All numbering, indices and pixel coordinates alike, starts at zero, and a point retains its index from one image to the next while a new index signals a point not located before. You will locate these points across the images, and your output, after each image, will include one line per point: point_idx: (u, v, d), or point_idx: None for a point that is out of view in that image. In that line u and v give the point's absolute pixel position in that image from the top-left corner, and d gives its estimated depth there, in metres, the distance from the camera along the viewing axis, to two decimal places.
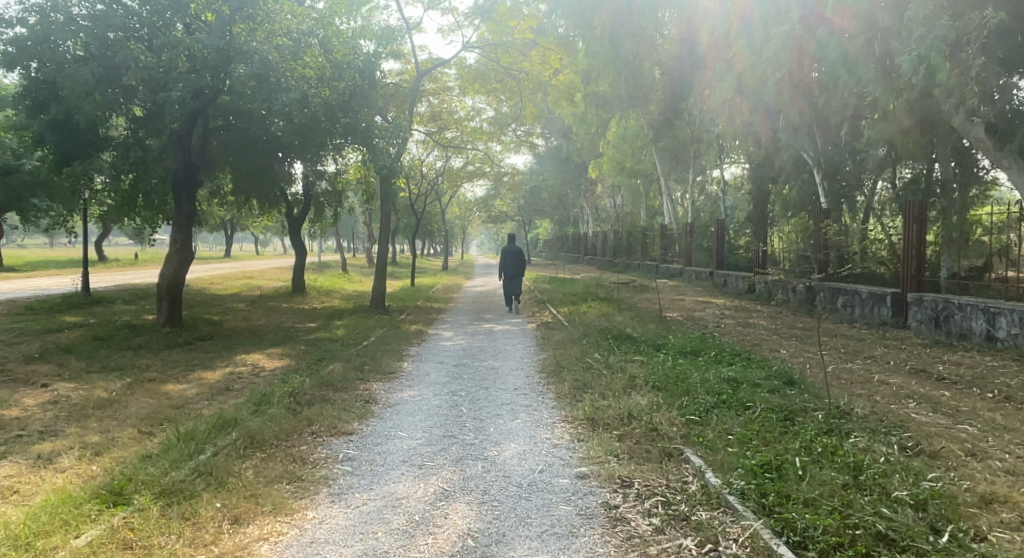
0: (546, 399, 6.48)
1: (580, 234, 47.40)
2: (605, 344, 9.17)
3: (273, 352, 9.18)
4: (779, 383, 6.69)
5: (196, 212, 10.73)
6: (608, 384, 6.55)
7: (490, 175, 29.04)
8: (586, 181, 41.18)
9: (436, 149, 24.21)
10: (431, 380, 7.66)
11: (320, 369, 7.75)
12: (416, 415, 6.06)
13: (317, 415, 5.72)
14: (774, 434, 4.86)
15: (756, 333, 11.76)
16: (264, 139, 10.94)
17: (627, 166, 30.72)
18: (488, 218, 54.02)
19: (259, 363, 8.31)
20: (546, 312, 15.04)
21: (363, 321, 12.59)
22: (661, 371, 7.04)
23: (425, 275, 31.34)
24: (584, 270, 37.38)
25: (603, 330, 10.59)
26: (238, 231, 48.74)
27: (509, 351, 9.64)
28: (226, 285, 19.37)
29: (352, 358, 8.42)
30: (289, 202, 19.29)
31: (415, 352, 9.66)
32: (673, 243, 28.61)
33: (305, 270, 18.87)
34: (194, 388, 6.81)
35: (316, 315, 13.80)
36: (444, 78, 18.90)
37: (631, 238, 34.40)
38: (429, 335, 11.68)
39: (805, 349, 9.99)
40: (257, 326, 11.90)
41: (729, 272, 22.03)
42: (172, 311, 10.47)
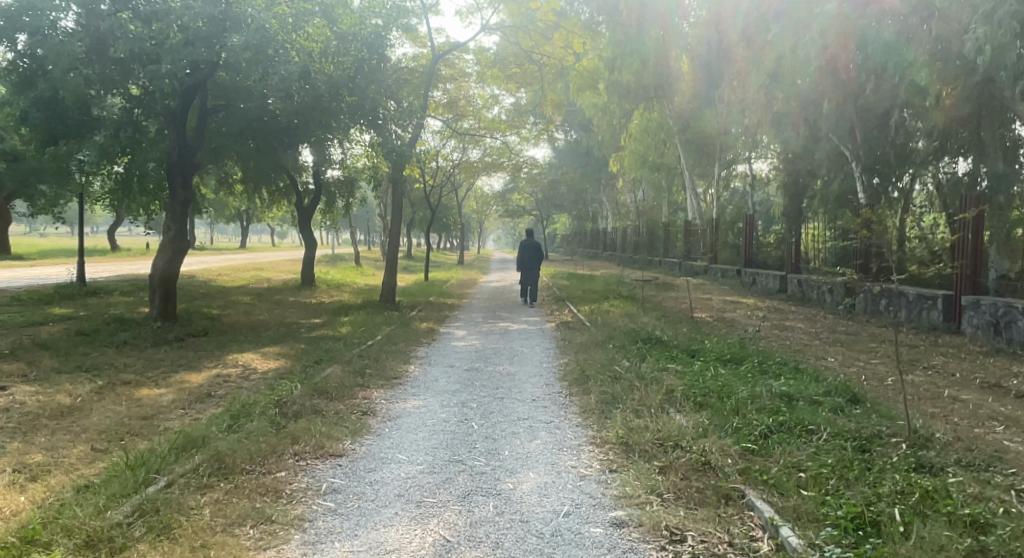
0: (570, 415, 5.61)
1: (599, 230, 46.46)
2: (633, 348, 8.30)
3: (269, 351, 8.42)
4: (842, 401, 5.76)
5: (192, 198, 9.95)
6: (640, 399, 5.67)
7: (508, 167, 28.15)
8: (606, 175, 40.14)
9: (452, 140, 23.40)
10: (439, 388, 6.80)
11: (316, 373, 6.96)
12: (418, 431, 5.21)
13: (303, 430, 4.91)
14: (855, 472, 3.95)
15: (796, 338, 10.78)
16: (266, 120, 10.15)
17: (650, 159, 29.70)
18: (506, 213, 53.18)
19: (251, 364, 7.55)
20: (565, 310, 14.16)
21: (371, 318, 11.81)
22: (702, 383, 6.14)
23: (439, 270, 30.46)
24: (604, 266, 36.41)
25: (629, 332, 9.70)
26: (253, 223, 48.29)
27: (527, 354, 8.78)
28: (234, 277, 18.71)
29: (354, 360, 7.62)
30: (299, 191, 18.59)
31: (424, 353, 8.84)
32: (697, 240, 27.57)
33: (314, 263, 18.16)
34: (171, 394, 6.04)
35: (323, 310, 13.05)
36: (463, 63, 18.03)
37: (652, 234, 33.39)
38: (441, 334, 10.86)
39: (855, 358, 9.02)
40: (258, 321, 11.16)
41: (758, 270, 20.97)
42: (165, 304, 9.74)
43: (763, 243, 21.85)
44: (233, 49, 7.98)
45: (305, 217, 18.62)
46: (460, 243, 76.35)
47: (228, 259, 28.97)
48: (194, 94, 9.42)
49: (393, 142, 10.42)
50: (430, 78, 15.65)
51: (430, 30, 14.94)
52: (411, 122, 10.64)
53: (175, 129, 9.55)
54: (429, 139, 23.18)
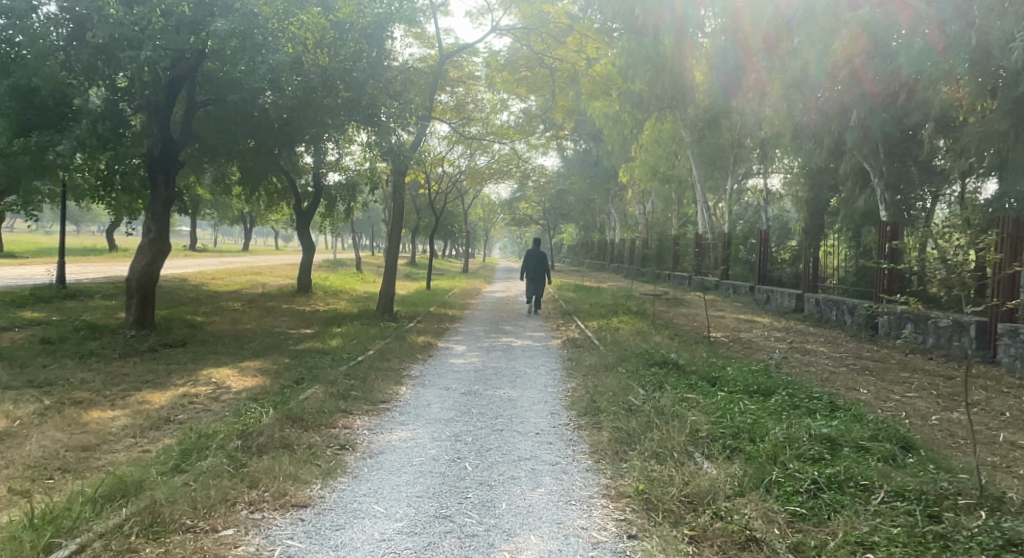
0: (579, 459, 4.85)
1: (607, 241, 45.70)
2: (647, 375, 7.54)
3: (249, 366, 7.69)
4: (894, 448, 4.99)
5: (175, 198, 9.23)
6: (660, 439, 4.93)
7: (516, 175, 27.43)
8: (615, 186, 39.42)
9: (459, 145, 22.72)
10: (431, 416, 6.04)
11: (293, 395, 6.21)
12: (402, 474, 4.45)
13: (265, 472, 4.17)
14: (935, 554, 3.20)
15: (822, 364, 9.99)
16: (257, 116, 9.48)
17: (661, 171, 28.99)
18: (513, 221, 52.45)
19: (225, 382, 6.83)
20: (572, 325, 13.41)
21: (365, 330, 11.09)
22: (731, 422, 5.38)
23: (443, 278, 29.71)
24: (611, 278, 35.63)
25: (643, 354, 8.93)
26: (255, 226, 47.65)
27: (530, 376, 8.02)
28: (228, 281, 18.02)
29: (338, 380, 6.88)
30: (298, 194, 17.92)
31: (418, 372, 8.09)
32: (707, 254, 26.80)
33: (312, 268, 17.46)
34: (125, 418, 5.31)
35: (315, 320, 12.33)
36: (472, 66, 17.19)
37: (661, 247, 32.63)
38: (439, 349, 10.10)
39: (890, 391, 8.22)
40: (244, 330, 10.44)
41: (773, 288, 20.16)
42: (142, 311, 9.02)
43: (778, 260, 21.04)
44: (218, 33, 7.34)
45: (303, 221, 17.95)
46: (466, 250, 75.62)
47: (227, 261, 28.33)
48: (180, 85, 8.78)
49: (396, 143, 9.79)
50: (438, 80, 14.92)
51: (438, 29, 14.25)
52: (414, 121, 10.00)
53: (158, 122, 8.87)
54: (435, 143, 22.51)
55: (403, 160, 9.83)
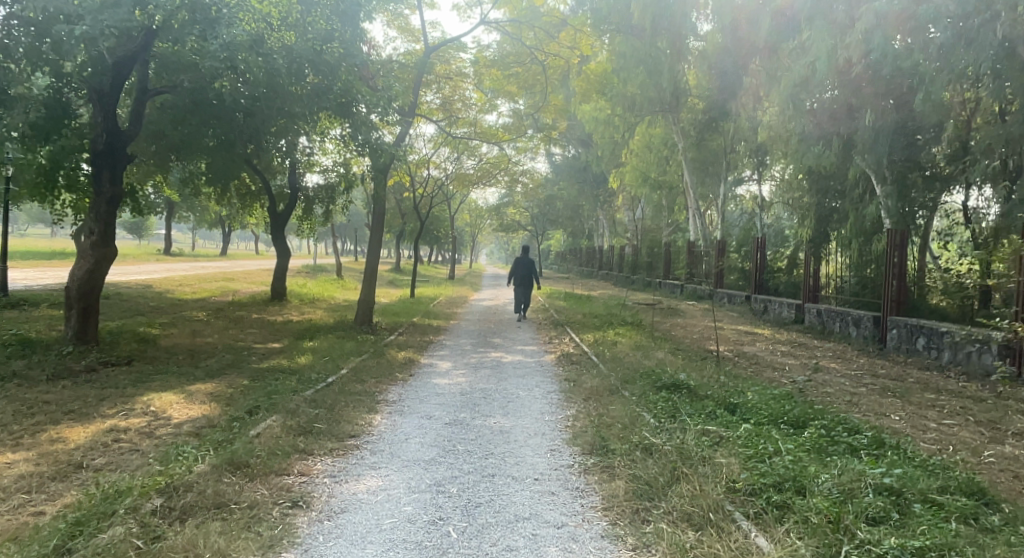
0: (591, 519, 3.89)
1: (595, 248, 44.98)
2: (658, 401, 6.61)
3: (198, 391, 6.66)
4: (972, 504, 4.10)
5: (122, 195, 8.10)
6: (690, 494, 4.01)
7: (504, 178, 26.49)
8: (606, 192, 38.59)
9: (446, 147, 21.74)
10: (409, 456, 5.03)
11: (244, 429, 5.20)
12: (366, 545, 3.46)
13: (182, 549, 3.19)
14: None
15: (841, 385, 9.11)
16: (217, 106, 8.48)
17: (652, 176, 28.25)
18: (500, 228, 51.54)
19: (165, 411, 5.79)
20: (565, 338, 12.45)
21: (339, 344, 10.03)
22: (770, 469, 4.45)
23: (427, 285, 28.68)
24: (600, 286, 34.84)
25: (649, 374, 7.99)
26: (233, 230, 46.26)
27: (524, 402, 7.04)
28: (198, 288, 16.87)
29: (299, 409, 5.85)
30: (273, 195, 16.84)
31: (395, 396, 7.07)
32: (700, 262, 26.06)
33: (287, 275, 16.38)
34: (24, 464, 4.28)
35: (286, 332, 11.27)
36: (459, 63, 16.05)
37: (652, 255, 31.90)
38: (420, 367, 9.07)
39: (923, 418, 7.34)
40: (203, 345, 9.39)
41: (771, 297, 19.39)
42: (83, 323, 7.93)
43: (776, 268, 20.25)
44: None
45: (279, 224, 16.85)
46: (453, 255, 74.49)
47: (202, 267, 27.03)
48: (128, 70, 7.77)
49: (372, 126, 9.03)
50: (422, 77, 13.83)
51: (422, 22, 13.18)
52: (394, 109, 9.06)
53: (101, 111, 7.84)
54: (421, 145, 21.49)
55: (378, 146, 9.08)
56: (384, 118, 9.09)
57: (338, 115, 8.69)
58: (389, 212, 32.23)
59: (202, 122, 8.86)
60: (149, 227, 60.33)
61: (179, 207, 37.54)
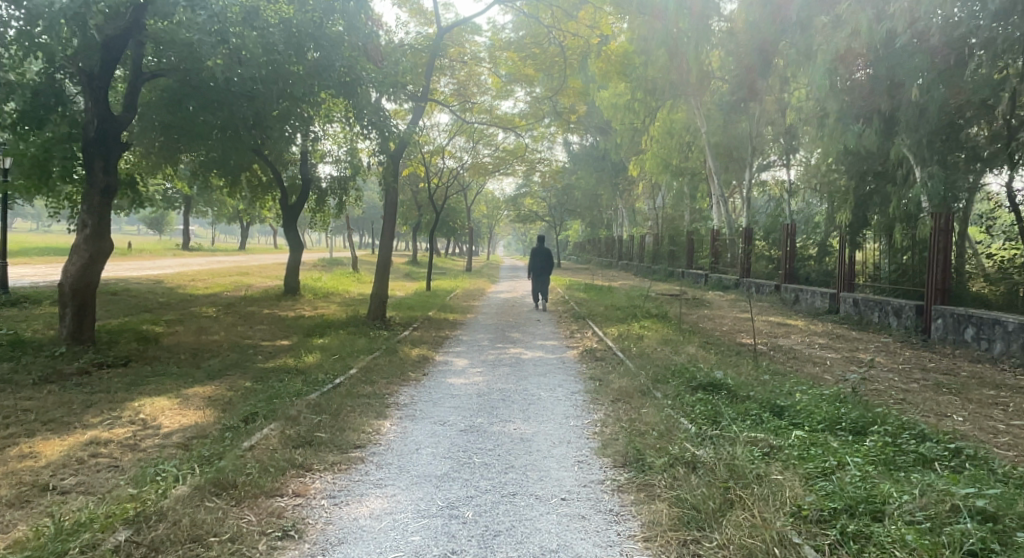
0: (630, 553, 3.30)
1: (614, 238, 44.24)
2: (695, 404, 5.97)
3: (195, 394, 6.16)
4: None
5: (116, 186, 7.61)
6: (749, 523, 3.39)
7: (521, 166, 25.84)
8: (625, 180, 37.73)
9: (461, 135, 21.13)
10: (420, 471, 4.45)
11: (237, 440, 4.67)
12: None
13: None
14: None
15: (890, 381, 8.39)
16: (215, 90, 7.95)
17: (674, 163, 27.43)
18: (517, 219, 50.96)
19: (155, 419, 5.29)
20: (588, 332, 11.81)
21: (350, 341, 9.50)
22: (837, 489, 3.81)
23: (444, 277, 28.23)
24: (621, 276, 34.14)
25: (682, 373, 7.35)
26: (249, 224, 46.18)
27: (546, 406, 6.44)
28: (210, 283, 16.49)
29: (300, 416, 5.32)
30: (285, 187, 16.39)
31: (406, 398, 6.51)
32: (725, 250, 25.24)
33: (300, 268, 15.93)
34: None
35: (296, 329, 10.77)
36: (474, 45, 15.38)
37: (674, 244, 31.12)
38: (435, 365, 8.50)
39: (990, 418, 6.61)
40: (207, 343, 8.93)
41: (801, 286, 18.56)
42: (78, 322, 7.48)
43: (807, 256, 19.41)
44: None
45: (291, 216, 16.35)
46: (469, 247, 73.99)
47: (216, 261, 26.76)
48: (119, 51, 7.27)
49: (377, 106, 8.52)
50: (435, 61, 13.20)
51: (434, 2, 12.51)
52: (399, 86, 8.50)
53: (92, 96, 7.36)
54: (435, 133, 20.89)
55: (385, 127, 8.57)
56: (390, 93, 8.51)
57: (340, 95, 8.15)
58: (405, 204, 31.70)
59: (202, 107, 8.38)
60: (168, 223, 60.59)
61: (195, 202, 37.43)
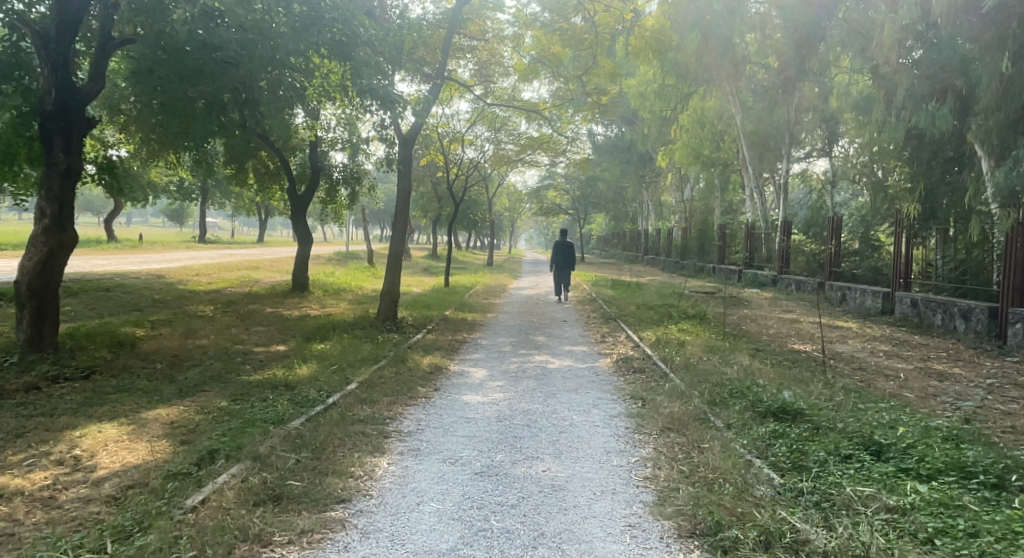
0: None
1: (639, 231, 42.89)
2: (773, 442, 4.74)
3: (155, 419, 5.10)
4: None
5: (79, 167, 6.52)
6: None
7: (545, 156, 24.59)
8: (652, 171, 36.28)
9: (482, 123, 19.92)
10: (418, 546, 3.27)
11: (182, 496, 3.57)
12: None
13: None
14: None
15: (986, 401, 6.98)
16: (193, 58, 6.85)
17: (705, 153, 25.98)
18: (539, 212, 49.77)
19: (93, 456, 4.24)
20: (621, 336, 10.62)
21: (353, 348, 8.36)
22: None
23: (464, 272, 27.13)
24: (648, 271, 32.81)
25: (744, 395, 6.09)
26: (267, 215, 45.56)
27: (580, 438, 5.24)
28: (215, 278, 15.55)
29: (273, 456, 4.21)
30: (294, 176, 15.40)
31: (408, 426, 5.33)
32: (761, 245, 23.79)
33: (309, 262, 14.92)
34: None
35: (297, 331, 9.71)
36: (496, 23, 14.15)
37: (704, 238, 29.70)
38: (448, 378, 7.35)
39: None
40: (193, 348, 7.90)
41: (849, 284, 17.08)
42: (36, 327, 6.46)
43: (854, 252, 17.93)
44: None
45: (299, 206, 15.26)
46: (491, 240, 72.89)
47: (230, 254, 25.98)
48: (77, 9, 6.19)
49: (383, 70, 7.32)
50: (451, 39, 11.95)
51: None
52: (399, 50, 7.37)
53: (49, 61, 6.26)
54: (454, 119, 19.67)
55: (388, 95, 7.08)
56: (390, 58, 7.39)
57: (330, 54, 7.03)
58: (425, 195, 30.58)
59: (184, 78, 7.30)
60: (189, 214, 60.64)
61: (211, 193, 36.74)
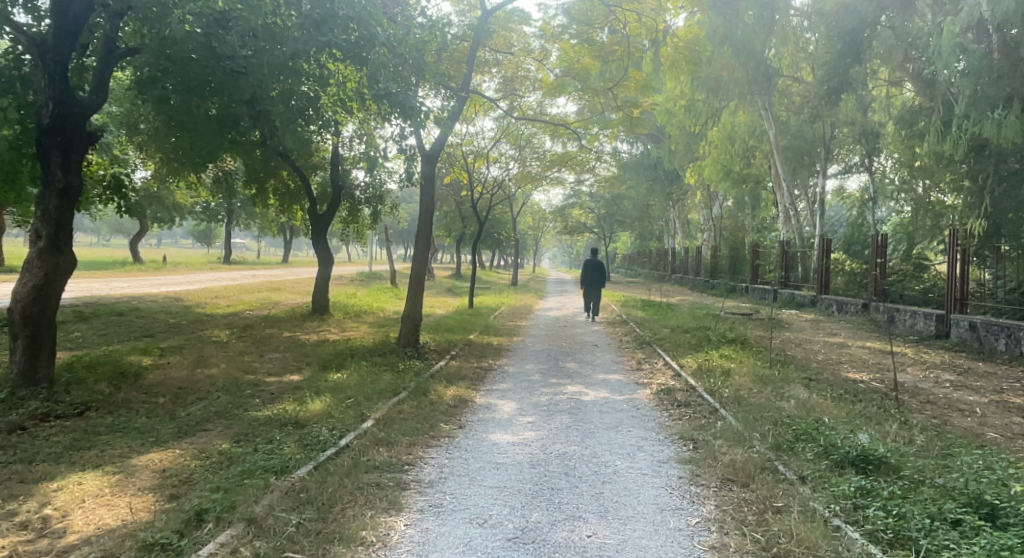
0: None
1: (666, 250, 42.01)
2: (863, 504, 3.99)
3: (145, 467, 4.51)
4: None
5: (78, 187, 6.05)
6: None
7: (571, 174, 23.96)
8: (680, 189, 35.48)
9: (507, 140, 19.41)
10: None
11: None
12: None
13: None
14: None
15: None
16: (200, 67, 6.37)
17: (736, 170, 25.17)
18: (564, 230, 49.14)
19: (64, 516, 3.67)
20: (659, 363, 9.85)
21: (371, 378, 7.73)
22: None
23: (488, 292, 26.52)
24: (676, 291, 31.88)
25: (812, 439, 5.33)
26: (291, 235, 45.54)
27: (627, 490, 4.52)
28: (235, 301, 15.15)
29: (272, 519, 3.58)
30: (314, 196, 14.99)
31: (428, 476, 4.67)
32: (796, 263, 22.81)
33: (329, 284, 14.42)
34: None
35: (313, 358, 9.14)
36: (523, 36, 13.66)
37: (735, 256, 28.75)
38: (473, 413, 6.68)
39: None
40: (200, 378, 7.36)
41: (896, 305, 16.06)
42: (29, 360, 5.96)
43: (901, 270, 16.91)
44: None
45: (320, 226, 14.80)
46: (514, 260, 72.25)
47: (252, 275, 25.73)
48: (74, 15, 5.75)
49: (402, 78, 6.83)
50: (477, 51, 11.34)
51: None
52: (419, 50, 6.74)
53: (45, 72, 5.80)
54: (478, 135, 19.14)
55: (408, 101, 6.65)
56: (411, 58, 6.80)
57: (345, 55, 6.48)
58: (449, 214, 30.17)
59: (193, 88, 6.84)
60: (215, 235, 61.26)
61: (236, 214, 36.78)
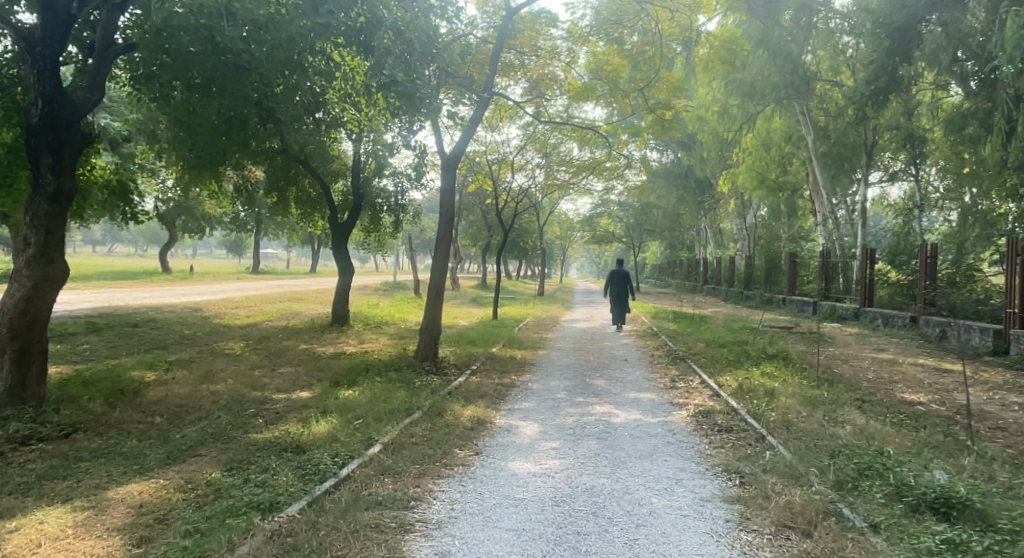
0: None
1: (698, 260, 40.97)
2: None
3: (120, 500, 4.03)
4: None
5: (71, 190, 5.68)
6: None
7: (598, 182, 23.35)
8: (712, 197, 34.51)
9: (533, 147, 18.89)
10: None
11: None
12: None
13: None
14: None
15: None
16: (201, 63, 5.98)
17: (772, 177, 24.26)
18: (592, 239, 48.44)
19: None
20: (695, 381, 9.14)
21: (383, 396, 7.20)
22: None
23: (514, 303, 25.88)
24: (708, 302, 30.91)
25: (880, 477, 4.61)
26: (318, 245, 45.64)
27: (666, 536, 3.88)
28: (254, 311, 14.84)
29: None
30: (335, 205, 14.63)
31: (436, 516, 4.08)
32: (837, 273, 21.77)
33: (349, 294, 14.00)
34: None
35: (326, 373, 8.65)
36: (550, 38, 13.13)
37: (770, 266, 27.73)
38: (492, 437, 6.09)
39: None
40: (204, 395, 6.92)
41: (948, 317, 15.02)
42: (16, 376, 5.56)
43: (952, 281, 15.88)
44: None
45: (341, 235, 14.42)
46: (541, 270, 71.62)
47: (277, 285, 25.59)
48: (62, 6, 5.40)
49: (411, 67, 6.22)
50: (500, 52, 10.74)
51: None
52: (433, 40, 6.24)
53: (34, 68, 5.46)
54: (503, 143, 18.65)
55: (417, 93, 5.95)
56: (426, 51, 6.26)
57: (350, 43, 5.98)
58: (474, 223, 29.73)
59: (195, 86, 6.45)
60: (245, 245, 61.93)
61: (263, 224, 36.87)
